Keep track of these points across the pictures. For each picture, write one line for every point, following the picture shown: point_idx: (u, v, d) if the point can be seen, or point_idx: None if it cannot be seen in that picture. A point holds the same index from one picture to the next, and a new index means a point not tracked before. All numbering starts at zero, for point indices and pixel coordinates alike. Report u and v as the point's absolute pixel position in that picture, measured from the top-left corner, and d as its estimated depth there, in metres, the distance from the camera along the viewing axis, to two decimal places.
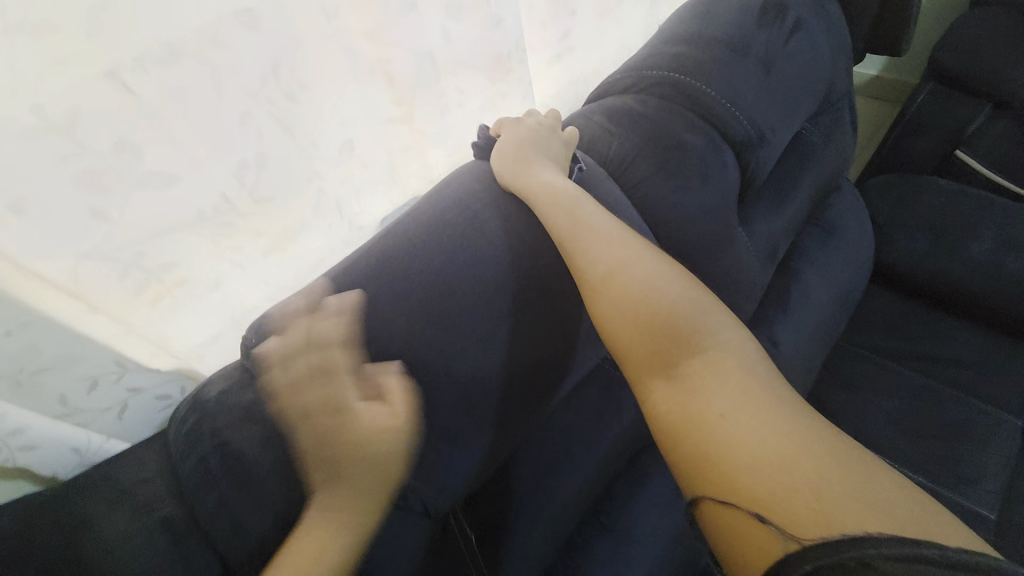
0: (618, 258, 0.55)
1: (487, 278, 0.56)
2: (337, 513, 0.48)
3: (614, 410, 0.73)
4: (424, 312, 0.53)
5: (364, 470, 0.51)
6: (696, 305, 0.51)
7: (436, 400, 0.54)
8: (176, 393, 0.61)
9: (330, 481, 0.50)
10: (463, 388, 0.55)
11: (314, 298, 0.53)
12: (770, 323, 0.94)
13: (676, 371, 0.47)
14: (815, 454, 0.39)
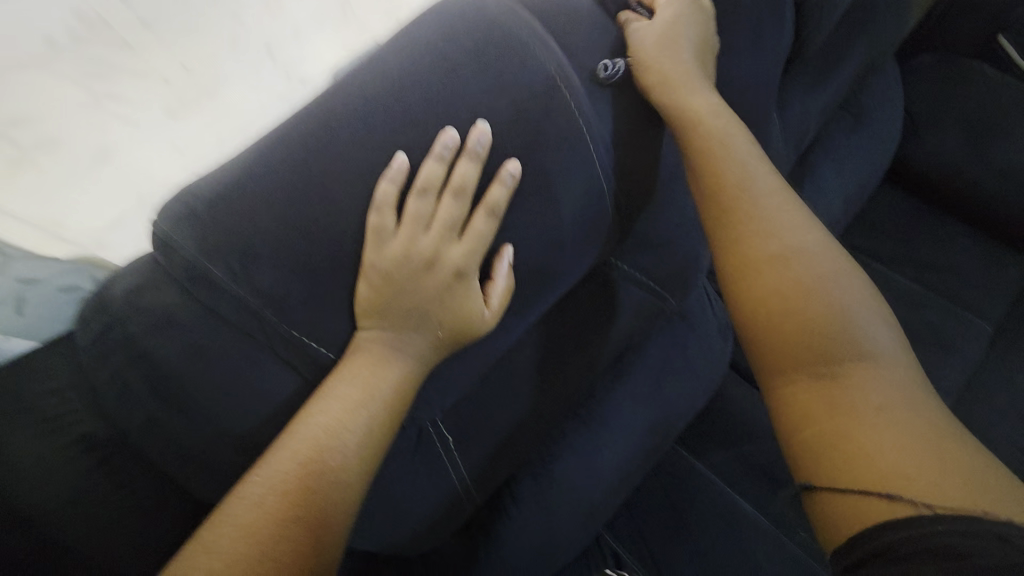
0: (781, 245, 0.45)
1: (468, 164, 0.41)
2: (332, 436, 0.39)
3: (609, 313, 0.65)
4: (386, 207, 0.40)
5: (365, 388, 0.41)
6: (872, 314, 0.42)
7: (409, 312, 0.44)
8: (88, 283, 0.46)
9: (330, 394, 0.40)
10: (438, 302, 0.44)
11: (241, 176, 0.39)
12: None
13: (835, 373, 0.39)
14: (954, 447, 0.36)
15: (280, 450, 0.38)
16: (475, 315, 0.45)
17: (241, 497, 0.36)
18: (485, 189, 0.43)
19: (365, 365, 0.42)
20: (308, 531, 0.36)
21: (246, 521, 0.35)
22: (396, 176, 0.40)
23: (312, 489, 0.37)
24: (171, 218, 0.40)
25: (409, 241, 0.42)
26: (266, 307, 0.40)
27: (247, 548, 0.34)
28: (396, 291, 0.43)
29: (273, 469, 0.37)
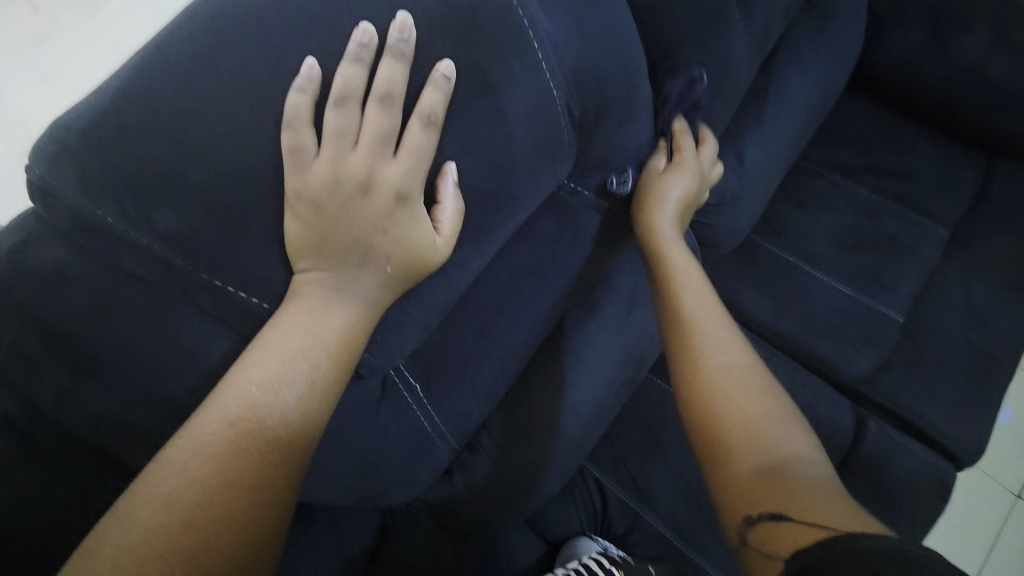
0: (721, 361, 0.49)
1: (394, 65, 0.36)
2: (268, 392, 0.34)
3: (571, 240, 0.62)
4: (300, 123, 0.35)
5: (306, 335, 0.36)
6: (797, 426, 0.45)
7: (350, 244, 0.39)
8: None
9: (262, 346, 0.36)
10: (383, 233, 0.39)
11: (116, 99, 0.33)
12: (739, 137, 0.83)
13: (767, 461, 0.42)
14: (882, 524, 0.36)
15: (210, 408, 0.33)
16: (426, 241, 0.40)
17: (161, 469, 0.31)
18: (416, 97, 0.38)
19: (306, 310, 0.37)
20: (244, 495, 0.32)
21: (166, 494, 0.30)
22: (306, 85, 0.35)
23: (248, 450, 0.33)
24: (42, 157, 0.34)
25: (334, 163, 0.37)
26: (180, 258, 0.35)
27: (172, 520, 0.30)
28: (330, 222, 0.37)
29: (198, 434, 0.32)
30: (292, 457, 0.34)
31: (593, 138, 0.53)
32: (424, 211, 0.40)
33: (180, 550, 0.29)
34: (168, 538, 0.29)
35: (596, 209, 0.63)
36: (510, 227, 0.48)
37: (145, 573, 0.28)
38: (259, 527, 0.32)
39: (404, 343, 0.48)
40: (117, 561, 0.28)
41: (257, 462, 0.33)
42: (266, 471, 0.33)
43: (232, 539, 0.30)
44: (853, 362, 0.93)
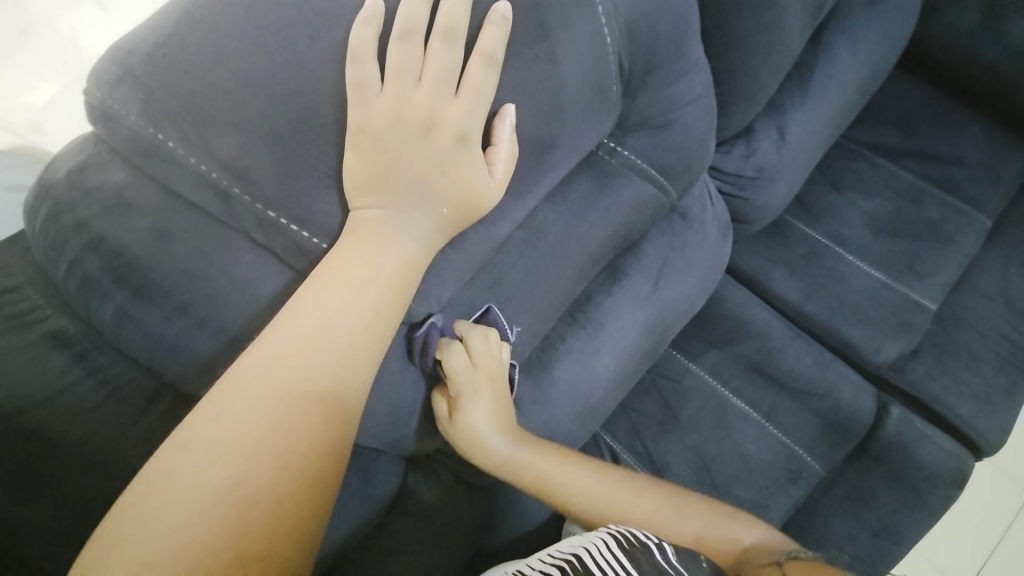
0: (641, 509, 0.61)
1: (457, 4, 0.36)
2: (341, 309, 0.36)
3: (608, 202, 0.60)
4: (365, 56, 0.35)
5: (369, 265, 0.37)
6: (727, 519, 0.61)
7: (411, 180, 0.39)
8: (29, 179, 0.45)
9: (332, 265, 0.36)
10: (438, 174, 0.39)
11: (184, 28, 0.34)
12: (783, 110, 0.80)
13: (693, 545, 0.59)
14: (691, 507, 0.62)
15: (282, 325, 0.35)
16: (475, 179, 0.40)
17: (241, 374, 0.33)
18: (476, 37, 0.37)
19: (366, 244, 0.37)
20: (319, 402, 0.33)
21: (248, 396, 0.32)
22: (372, 18, 0.35)
23: (320, 363, 0.34)
24: (108, 81, 0.35)
25: (395, 102, 0.37)
26: (237, 184, 0.35)
27: (255, 418, 0.32)
28: (390, 160, 0.38)
29: (276, 345, 0.34)
30: (354, 380, 0.35)
31: (638, 96, 0.52)
32: (477, 148, 0.39)
33: (266, 445, 0.31)
34: (253, 434, 0.31)
35: (641, 172, 0.61)
36: (554, 179, 0.47)
37: (234, 463, 0.30)
38: (336, 434, 0.33)
39: (444, 291, 0.48)
40: (208, 450, 0.30)
41: (323, 380, 0.34)
42: (339, 381, 0.34)
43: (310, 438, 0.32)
44: (880, 348, 0.92)
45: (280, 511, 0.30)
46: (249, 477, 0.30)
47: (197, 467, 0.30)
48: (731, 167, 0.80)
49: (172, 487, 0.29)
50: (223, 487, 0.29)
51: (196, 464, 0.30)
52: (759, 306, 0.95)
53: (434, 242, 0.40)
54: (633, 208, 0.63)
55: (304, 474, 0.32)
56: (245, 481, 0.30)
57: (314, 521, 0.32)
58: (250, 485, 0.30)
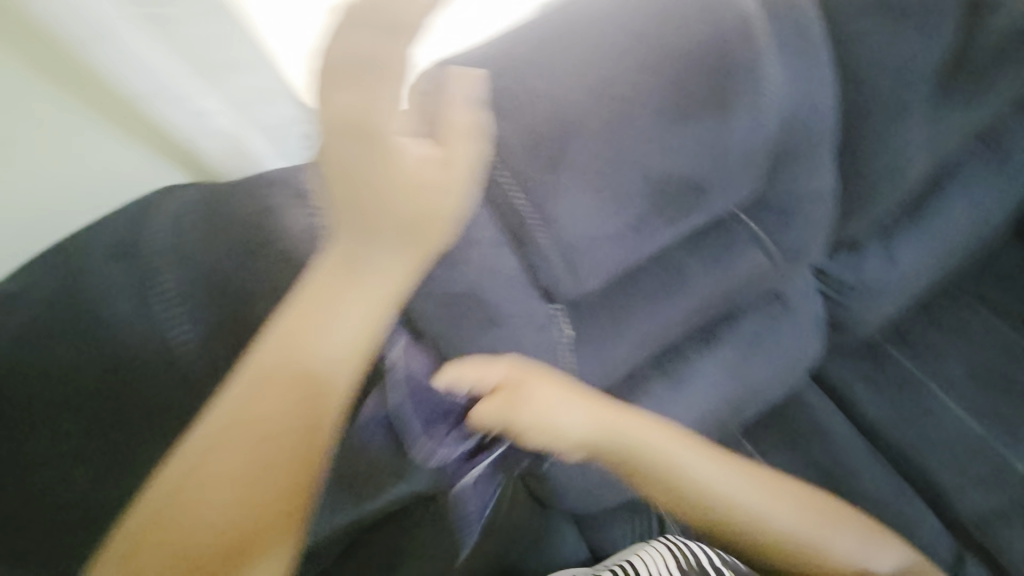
0: (778, 519, 0.62)
1: (670, 74, 0.50)
2: (288, 406, 0.34)
3: (728, 262, 0.71)
4: (602, 93, 0.50)
5: (350, 275, 0.34)
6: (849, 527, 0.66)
7: (381, 214, 0.33)
8: (318, 132, 0.62)
9: (291, 332, 0.34)
10: (380, 169, 0.32)
11: (491, 48, 0.50)
12: (893, 236, 0.89)
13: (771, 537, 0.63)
14: (806, 493, 0.65)
15: (281, 310, 0.35)
16: (394, 154, 0.32)
17: (185, 458, 0.33)
18: (677, 99, 0.51)
19: (341, 262, 0.34)
20: (235, 518, 0.33)
21: (175, 499, 0.32)
22: (612, 71, 0.50)
23: (307, 355, 0.35)
24: (429, 73, 0.52)
25: (608, 125, 0.50)
26: (491, 154, 0.50)
27: (234, 404, 0.34)
28: (438, 159, 0.34)
29: (217, 449, 0.33)
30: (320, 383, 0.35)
31: (776, 179, 0.65)
32: (394, 138, 0.31)
33: (247, 435, 0.33)
34: (222, 453, 0.33)
35: (762, 246, 0.71)
36: (699, 217, 0.59)
37: (229, 452, 0.33)
38: (305, 431, 0.34)
39: (595, 284, 0.58)
40: (222, 420, 0.34)
41: (267, 385, 0.34)
42: (234, 508, 0.33)
43: (280, 427, 0.34)
44: (963, 493, 0.90)
45: (257, 493, 0.33)
46: (233, 470, 0.33)
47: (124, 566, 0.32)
48: (836, 271, 0.87)
49: (227, 456, 0.33)
50: (209, 465, 0.33)
51: (195, 444, 0.33)
52: (838, 415, 0.97)
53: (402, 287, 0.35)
54: (747, 274, 0.72)
55: (276, 466, 0.34)
56: (224, 462, 0.33)
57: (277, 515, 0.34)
58: (227, 475, 0.33)
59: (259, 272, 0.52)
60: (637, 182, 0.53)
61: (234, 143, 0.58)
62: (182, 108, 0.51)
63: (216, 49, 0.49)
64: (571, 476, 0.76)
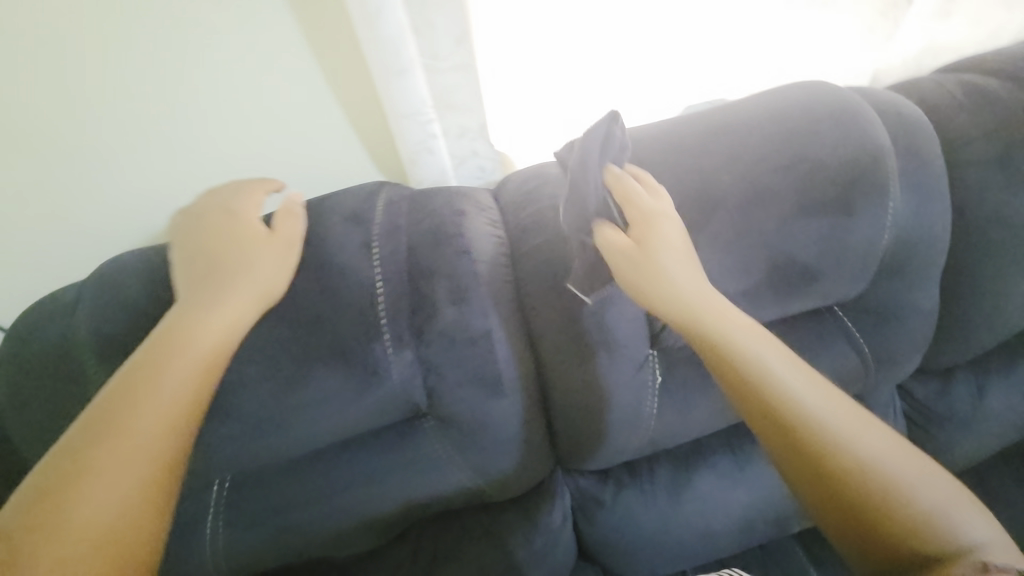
0: (873, 450, 0.45)
1: (806, 175, 0.61)
2: (157, 408, 0.44)
3: (823, 353, 0.75)
4: (746, 178, 0.60)
5: (187, 319, 0.49)
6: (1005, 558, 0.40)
7: (226, 265, 0.52)
8: (489, 172, 0.82)
9: (161, 352, 0.47)
10: (236, 265, 0.52)
11: (658, 132, 0.64)
12: (986, 374, 0.90)
13: (927, 514, 0.42)
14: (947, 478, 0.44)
15: (181, 316, 0.49)
16: (245, 222, 0.55)
17: (88, 450, 0.41)
18: (808, 196, 0.61)
19: (190, 271, 0.52)
20: (116, 522, 0.39)
21: (66, 485, 0.39)
22: (759, 163, 0.61)
23: (184, 363, 0.46)
24: None
25: (746, 206, 0.60)
26: (644, 208, 0.61)
27: (159, 419, 0.43)
28: (221, 276, 0.51)
29: (98, 438, 0.41)
30: (190, 359, 0.47)
31: (879, 289, 0.72)
32: (258, 223, 0.56)
33: (128, 395, 0.44)
34: (137, 441, 0.42)
35: (855, 347, 0.76)
36: (803, 301, 0.67)
37: (140, 430, 0.42)
38: (135, 405, 0.43)
39: None
40: (135, 431, 0.42)
41: (157, 358, 0.46)
42: (129, 518, 0.40)
43: (116, 397, 0.43)
44: None
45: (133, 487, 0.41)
46: (121, 438, 0.42)
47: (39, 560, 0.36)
48: (919, 394, 0.89)
49: (133, 439, 0.42)
50: (108, 446, 0.41)
51: (124, 431, 0.42)
52: None
53: (244, 315, 0.51)
54: (837, 370, 0.76)
55: (99, 419, 0.43)
56: (103, 408, 0.43)
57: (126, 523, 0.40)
58: (111, 436, 0.42)
59: (446, 261, 0.63)
60: (759, 256, 0.62)
61: (440, 160, 0.74)
62: (420, 127, 0.68)
63: (461, 93, 0.66)
64: (627, 505, 0.86)
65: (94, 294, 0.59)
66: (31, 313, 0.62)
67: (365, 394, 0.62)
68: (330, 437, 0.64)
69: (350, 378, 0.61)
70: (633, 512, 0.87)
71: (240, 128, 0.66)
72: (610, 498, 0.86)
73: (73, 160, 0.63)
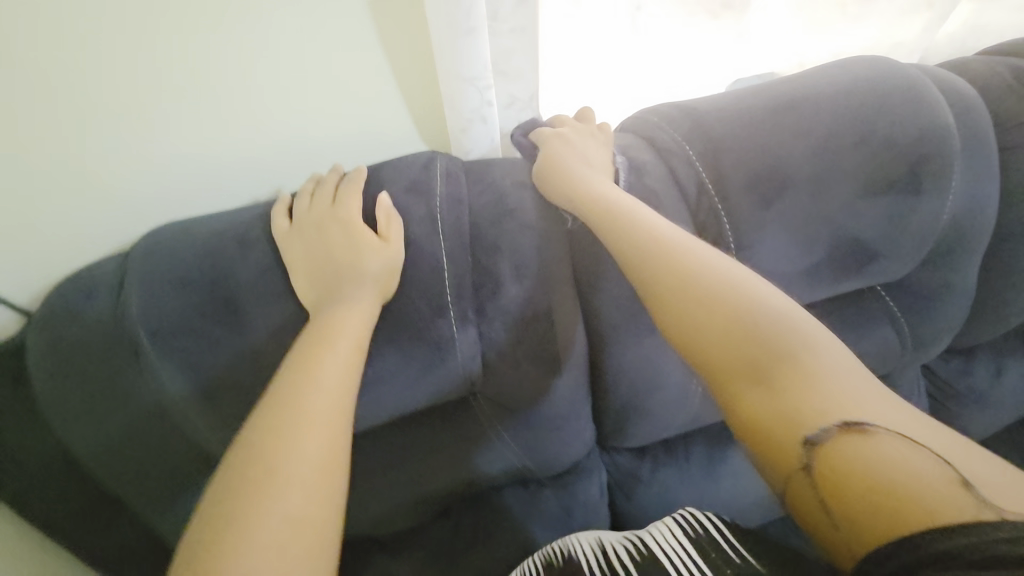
0: (761, 305, 0.45)
1: (874, 155, 0.60)
2: (320, 406, 0.46)
3: (865, 332, 0.76)
4: (818, 156, 0.59)
5: (337, 315, 0.53)
6: (864, 390, 0.40)
7: (354, 265, 0.55)
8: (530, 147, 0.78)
9: (310, 360, 0.49)
10: (362, 266, 0.55)
11: (726, 106, 0.62)
12: (1005, 353, 0.93)
13: (797, 359, 0.41)
14: (826, 331, 0.43)
15: (329, 312, 0.53)
16: (352, 223, 0.58)
17: (269, 451, 0.42)
18: (875, 175, 0.60)
19: (318, 274, 0.56)
20: (311, 510, 0.41)
21: (260, 482, 0.41)
22: (829, 141, 0.60)
23: (343, 349, 0.51)
24: (668, 116, 0.64)
25: (817, 184, 0.59)
26: (712, 184, 0.60)
27: (333, 397, 0.47)
28: (348, 273, 0.55)
29: (273, 438, 0.43)
30: (346, 347, 0.51)
31: (925, 269, 0.73)
32: (363, 226, 0.58)
33: (304, 378, 0.48)
34: (321, 419, 0.46)
35: (895, 326, 0.77)
36: (858, 281, 0.67)
37: (325, 410, 0.46)
38: (316, 385, 0.47)
39: None
40: (320, 407, 0.46)
41: (321, 348, 0.50)
42: (321, 502, 0.42)
43: (298, 380, 0.48)
44: None
45: (326, 456, 0.44)
46: (309, 414, 0.45)
47: (248, 554, 0.37)
48: (943, 372, 0.92)
49: (316, 416, 0.46)
50: (298, 424, 0.44)
51: (310, 408, 0.46)
52: None
53: (371, 309, 0.55)
54: (876, 349, 0.78)
55: (286, 400, 0.46)
56: (287, 391, 0.47)
57: (324, 488, 0.43)
58: (301, 412, 0.45)
59: (510, 235, 0.61)
60: (826, 234, 0.61)
61: (490, 130, 0.69)
62: (478, 93, 0.64)
63: (517, 61, 0.64)
64: (664, 479, 0.87)
65: (140, 268, 0.56)
66: (66, 292, 0.58)
67: (428, 372, 0.60)
68: (386, 416, 0.62)
69: (415, 357, 0.59)
70: (670, 487, 0.88)
71: (275, 94, 0.62)
72: (648, 474, 0.87)
73: (111, 126, 0.58)
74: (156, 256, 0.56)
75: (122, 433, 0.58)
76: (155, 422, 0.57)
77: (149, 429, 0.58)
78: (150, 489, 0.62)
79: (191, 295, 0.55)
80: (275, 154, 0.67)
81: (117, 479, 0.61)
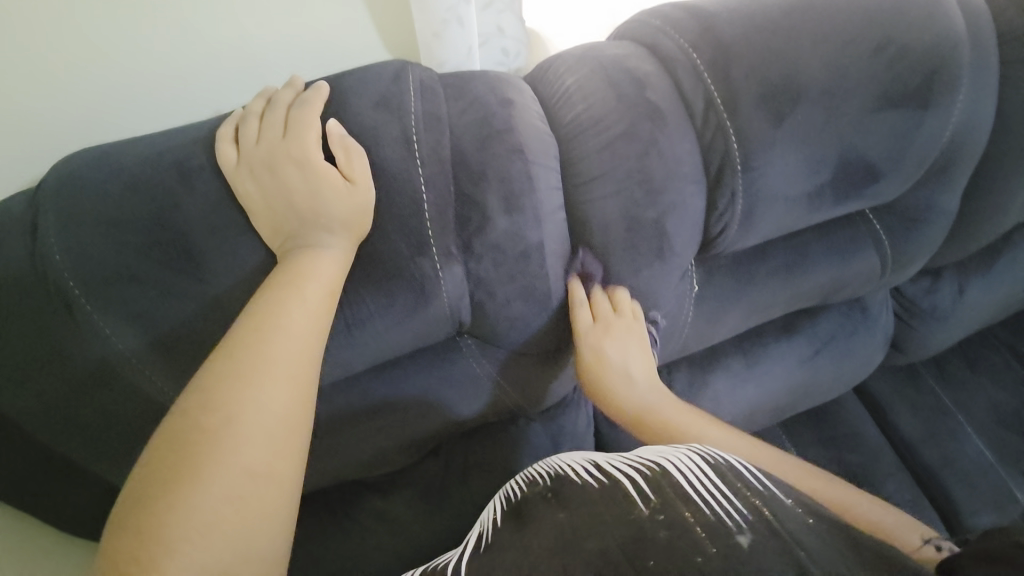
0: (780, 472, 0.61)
1: (888, 64, 0.56)
2: (285, 354, 0.42)
3: (850, 256, 0.76)
4: (831, 65, 0.55)
5: (300, 260, 0.47)
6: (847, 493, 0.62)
7: (317, 207, 0.48)
8: (511, 58, 0.68)
9: (274, 303, 0.44)
10: (326, 207, 0.48)
11: (736, 6, 0.56)
12: (966, 274, 0.97)
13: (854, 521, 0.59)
14: (807, 468, 0.63)
15: (292, 254, 0.47)
16: (307, 156, 0.48)
17: (229, 401, 0.38)
18: (886, 85, 0.56)
19: (276, 220, 0.48)
20: (269, 466, 0.38)
21: (215, 433, 0.37)
22: (843, 48, 0.55)
23: (310, 292, 0.45)
24: (673, 18, 0.57)
25: (827, 95, 0.55)
26: (720, 96, 0.55)
27: (301, 347, 0.43)
28: (311, 217, 0.48)
29: (228, 385, 0.39)
30: (313, 294, 0.45)
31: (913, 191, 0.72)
32: (326, 167, 0.48)
33: (267, 323, 0.43)
34: (288, 369, 0.41)
35: (879, 250, 0.77)
36: (856, 204, 0.65)
37: (291, 359, 0.42)
38: (279, 331, 0.43)
39: (754, 240, 0.64)
40: (286, 356, 0.42)
41: (283, 295, 0.45)
42: (284, 455, 0.39)
43: (260, 324, 0.42)
44: (973, 513, 0.99)
45: (292, 409, 0.40)
46: (274, 363, 0.41)
47: (202, 507, 0.34)
48: (910, 293, 0.96)
49: (282, 366, 0.41)
50: (260, 372, 0.40)
51: (275, 357, 0.41)
52: (872, 426, 1.07)
53: (341, 251, 0.49)
54: (859, 273, 0.78)
55: (248, 346, 0.41)
56: (249, 336, 0.42)
57: (289, 442, 0.40)
58: (265, 361, 0.41)
59: (497, 161, 0.54)
60: (830, 154, 0.58)
61: (469, 36, 0.60)
62: None
63: None
64: None
65: (58, 209, 0.46)
66: None
67: (411, 316, 0.55)
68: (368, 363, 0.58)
69: (399, 298, 0.54)
70: None
71: None
72: None
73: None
74: (76, 191, 0.47)
75: (66, 402, 0.51)
76: (107, 384, 0.51)
77: (97, 396, 0.51)
78: (111, 457, 0.57)
79: (127, 237, 0.46)
80: (209, 65, 0.55)
81: (73, 448, 0.55)
